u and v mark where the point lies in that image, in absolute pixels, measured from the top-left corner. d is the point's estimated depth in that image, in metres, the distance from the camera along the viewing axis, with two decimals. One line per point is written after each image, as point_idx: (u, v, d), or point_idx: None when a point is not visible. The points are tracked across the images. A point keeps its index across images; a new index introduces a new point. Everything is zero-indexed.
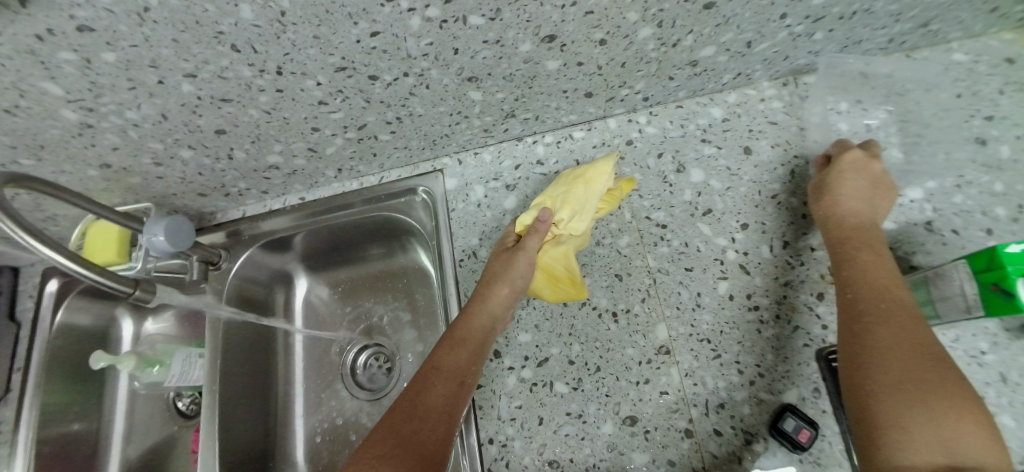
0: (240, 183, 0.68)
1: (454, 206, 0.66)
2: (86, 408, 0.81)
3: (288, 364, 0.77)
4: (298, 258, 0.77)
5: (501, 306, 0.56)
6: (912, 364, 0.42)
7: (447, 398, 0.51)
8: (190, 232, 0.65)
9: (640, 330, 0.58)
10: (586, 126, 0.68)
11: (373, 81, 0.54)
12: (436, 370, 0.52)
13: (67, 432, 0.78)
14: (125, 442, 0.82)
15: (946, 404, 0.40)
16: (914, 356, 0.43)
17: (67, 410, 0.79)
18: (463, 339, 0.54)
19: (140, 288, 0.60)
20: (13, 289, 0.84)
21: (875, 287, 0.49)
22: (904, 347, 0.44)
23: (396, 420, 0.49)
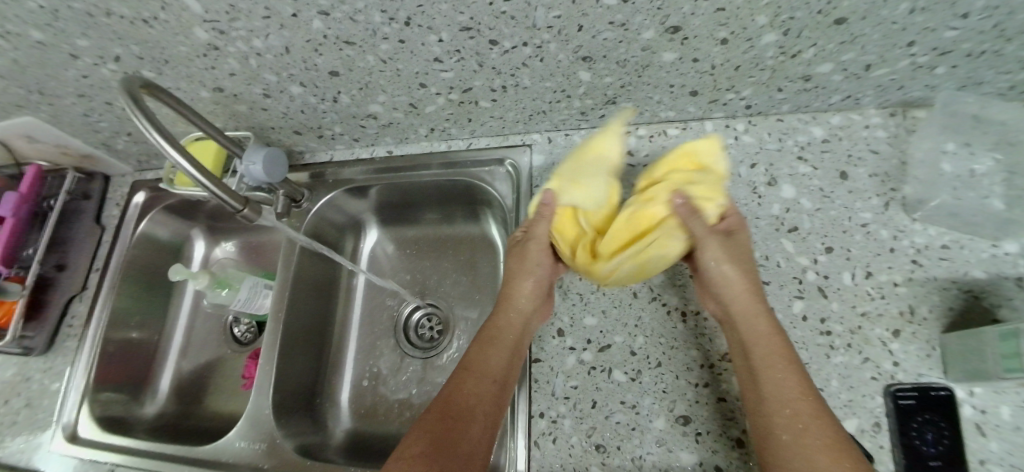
0: (336, 127, 0.71)
1: (538, 183, 0.67)
2: (149, 317, 0.86)
3: (347, 308, 0.80)
4: (372, 209, 0.79)
5: (527, 303, 0.59)
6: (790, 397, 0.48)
7: (484, 398, 0.54)
8: (283, 165, 0.67)
9: (707, 333, 0.58)
10: (681, 125, 0.68)
11: (492, 46, 0.55)
12: (471, 371, 0.56)
13: (128, 339, 0.83)
14: (178, 355, 0.87)
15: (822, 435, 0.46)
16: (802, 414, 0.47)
17: (132, 317, 0.84)
18: (500, 343, 0.58)
19: (248, 207, 0.62)
20: (103, 193, 0.90)
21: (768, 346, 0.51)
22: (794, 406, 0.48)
23: (433, 421, 0.52)
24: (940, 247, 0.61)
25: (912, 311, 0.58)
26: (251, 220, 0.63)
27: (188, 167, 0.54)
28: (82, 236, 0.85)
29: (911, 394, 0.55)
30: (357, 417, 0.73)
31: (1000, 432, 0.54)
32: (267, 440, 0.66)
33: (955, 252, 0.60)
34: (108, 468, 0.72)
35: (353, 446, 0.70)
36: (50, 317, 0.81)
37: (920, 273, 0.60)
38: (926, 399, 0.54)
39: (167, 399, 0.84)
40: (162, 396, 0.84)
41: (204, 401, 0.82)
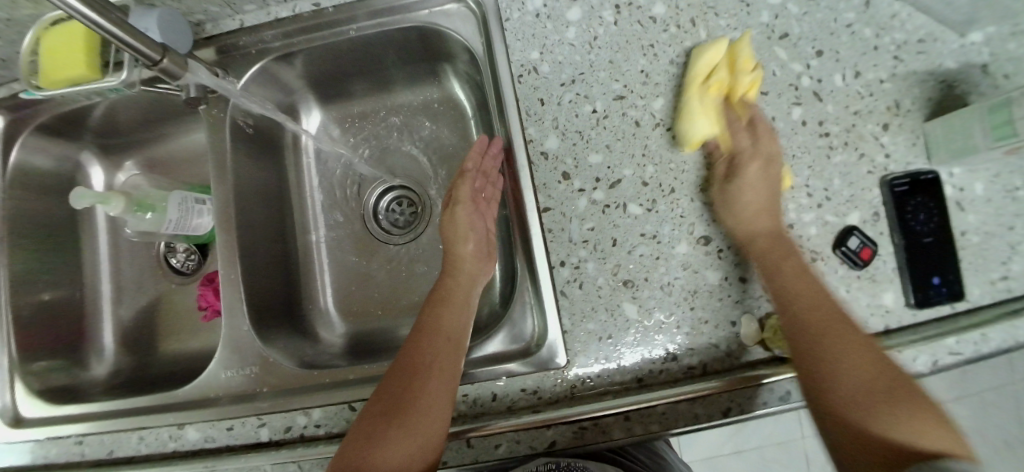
0: None
1: (508, 16, 0.56)
2: (59, 273, 0.71)
3: (303, 205, 0.70)
4: (307, 85, 0.67)
5: (473, 259, 0.55)
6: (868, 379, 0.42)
7: (433, 348, 0.49)
8: (187, 36, 0.53)
9: (714, 152, 0.54)
10: None
11: None
12: (424, 332, 0.50)
13: (37, 301, 0.68)
14: (116, 301, 0.75)
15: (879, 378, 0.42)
16: (821, 317, 0.46)
17: (37, 276, 0.69)
18: (444, 312, 0.51)
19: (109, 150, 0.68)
20: None
21: (806, 291, 0.47)
22: (814, 309, 0.46)
23: (397, 379, 0.48)
24: (918, 41, 0.60)
25: (897, 106, 0.59)
26: (174, 75, 0.52)
27: (93, 18, 0.41)
28: None
29: (905, 181, 0.55)
30: (349, 319, 0.67)
31: (973, 208, 0.58)
32: (260, 360, 0.57)
33: (930, 45, 0.60)
34: (75, 442, 0.61)
35: (354, 346, 0.65)
36: None
37: (901, 68, 0.60)
38: (917, 184, 0.56)
39: (115, 356, 0.73)
40: (111, 353, 0.73)
41: (159, 345, 0.73)
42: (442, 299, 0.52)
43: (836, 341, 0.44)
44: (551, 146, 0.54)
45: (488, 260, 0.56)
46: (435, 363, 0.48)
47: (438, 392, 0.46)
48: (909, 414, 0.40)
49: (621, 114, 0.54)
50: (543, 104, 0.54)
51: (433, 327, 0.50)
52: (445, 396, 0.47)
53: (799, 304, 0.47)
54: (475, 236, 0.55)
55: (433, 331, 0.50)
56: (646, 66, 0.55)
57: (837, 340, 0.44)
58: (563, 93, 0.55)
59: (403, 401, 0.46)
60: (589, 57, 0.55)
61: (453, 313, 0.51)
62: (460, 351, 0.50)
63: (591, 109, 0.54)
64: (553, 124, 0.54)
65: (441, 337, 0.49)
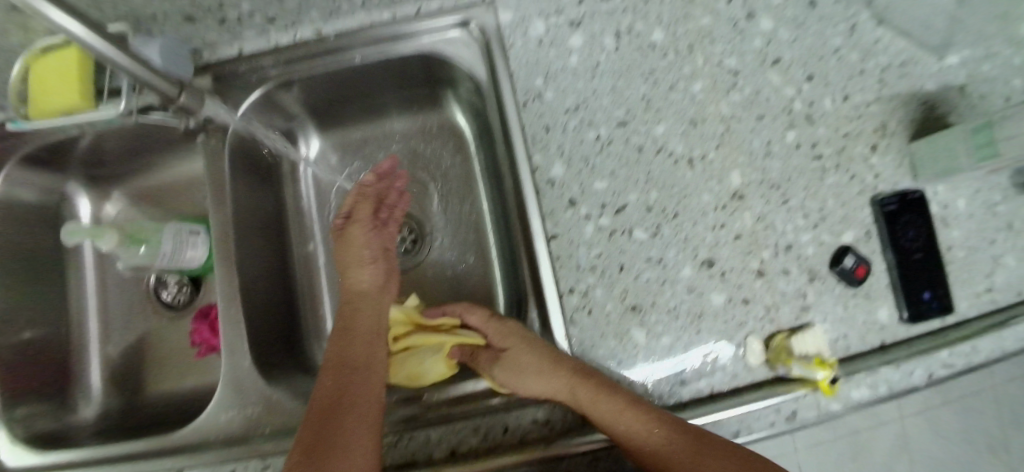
0: (244, 3, 0.53)
1: (512, 42, 0.57)
2: (39, 313, 0.68)
3: (301, 236, 0.69)
4: (304, 111, 0.66)
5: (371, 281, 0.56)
6: (684, 445, 0.45)
7: (341, 380, 0.48)
8: (187, 61, 0.52)
9: (715, 176, 0.55)
10: None
11: None
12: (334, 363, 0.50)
13: (20, 342, 0.65)
14: (103, 339, 0.72)
15: None
16: (628, 414, 0.46)
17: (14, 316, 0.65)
18: (353, 338, 0.52)
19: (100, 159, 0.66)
20: None
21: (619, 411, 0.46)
22: (607, 407, 0.47)
23: (315, 417, 0.45)
24: (901, 64, 0.64)
25: (884, 127, 0.61)
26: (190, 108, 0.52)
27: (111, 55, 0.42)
28: None
29: (894, 200, 0.58)
30: None
31: (957, 222, 0.61)
32: (263, 400, 0.56)
33: (912, 68, 0.64)
34: None
35: None
36: None
37: (886, 90, 0.62)
38: (905, 202, 0.59)
39: (106, 396, 0.70)
40: (98, 394, 0.70)
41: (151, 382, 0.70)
42: (347, 326, 0.53)
43: (639, 433, 0.46)
44: (558, 172, 0.54)
45: (389, 279, 0.58)
46: (346, 392, 0.47)
47: (357, 434, 0.44)
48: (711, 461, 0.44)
49: (625, 141, 0.55)
50: (548, 131, 0.55)
51: (345, 354, 0.50)
52: (366, 438, 0.44)
53: (625, 432, 0.46)
54: (370, 253, 0.57)
55: (340, 360, 0.49)
56: (647, 92, 0.56)
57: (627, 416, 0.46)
58: (568, 120, 0.55)
59: (329, 439, 0.43)
60: (591, 84, 0.56)
61: (365, 343, 0.52)
62: (373, 371, 0.50)
63: (594, 135, 0.55)
64: (558, 151, 0.55)
65: (349, 365, 0.49)
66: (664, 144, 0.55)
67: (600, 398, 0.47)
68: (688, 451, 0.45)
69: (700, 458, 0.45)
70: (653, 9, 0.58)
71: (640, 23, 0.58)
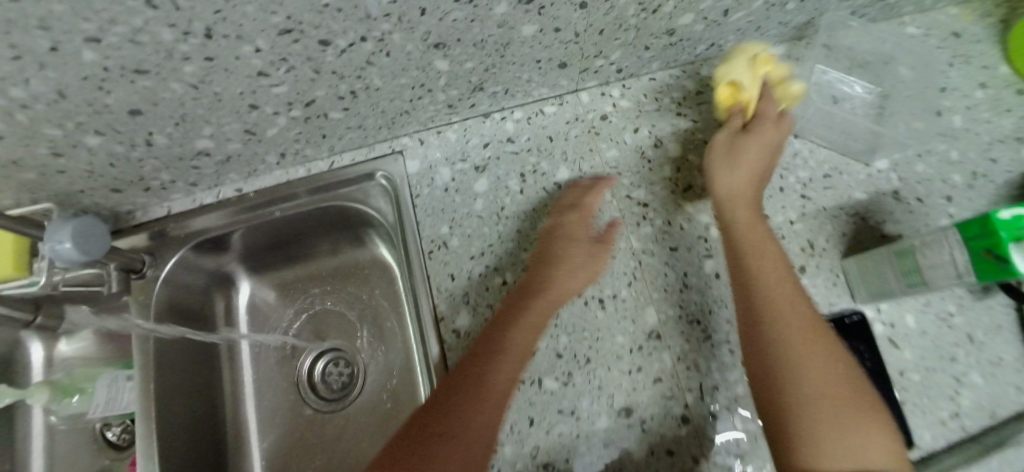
0: (163, 175, 0.58)
1: (419, 192, 0.59)
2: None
3: (235, 378, 0.69)
4: (237, 258, 0.69)
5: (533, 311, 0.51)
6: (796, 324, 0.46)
7: (448, 391, 0.46)
8: (104, 236, 0.55)
9: (629, 315, 0.54)
10: (556, 100, 0.62)
11: (325, 47, 0.46)
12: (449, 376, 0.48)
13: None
14: None
15: (852, 413, 0.41)
16: (806, 329, 0.45)
17: None
18: (507, 358, 0.48)
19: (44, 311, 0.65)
20: None
21: (779, 320, 0.46)
22: (789, 319, 0.46)
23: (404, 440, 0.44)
24: (823, 177, 0.62)
25: (812, 246, 0.59)
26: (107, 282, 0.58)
27: None
28: None
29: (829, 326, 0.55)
30: None
31: (908, 340, 0.57)
32: None
33: (836, 179, 0.62)
34: None
35: None
36: None
37: (810, 206, 0.61)
38: (842, 328, 0.56)
39: None
40: None
41: None
42: (474, 381, 0.46)
43: (797, 339, 0.45)
44: (463, 323, 0.53)
45: (568, 280, 0.52)
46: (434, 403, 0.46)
47: (444, 456, 0.42)
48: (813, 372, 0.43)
49: (532, 284, 0.55)
50: (452, 279, 0.55)
51: (475, 371, 0.47)
52: (455, 456, 0.43)
53: (771, 341, 0.45)
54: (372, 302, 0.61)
55: (470, 378, 0.46)
56: (554, 232, 0.57)
57: (795, 335, 0.45)
58: (473, 266, 0.55)
59: (423, 449, 0.43)
60: (497, 227, 0.57)
61: (466, 371, 0.47)
62: (480, 389, 0.46)
63: (501, 280, 0.55)
64: (463, 298, 0.54)
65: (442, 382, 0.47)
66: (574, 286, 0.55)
67: (785, 284, 0.48)
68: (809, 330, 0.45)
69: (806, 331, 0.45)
70: (558, 147, 0.60)
71: (544, 163, 0.59)
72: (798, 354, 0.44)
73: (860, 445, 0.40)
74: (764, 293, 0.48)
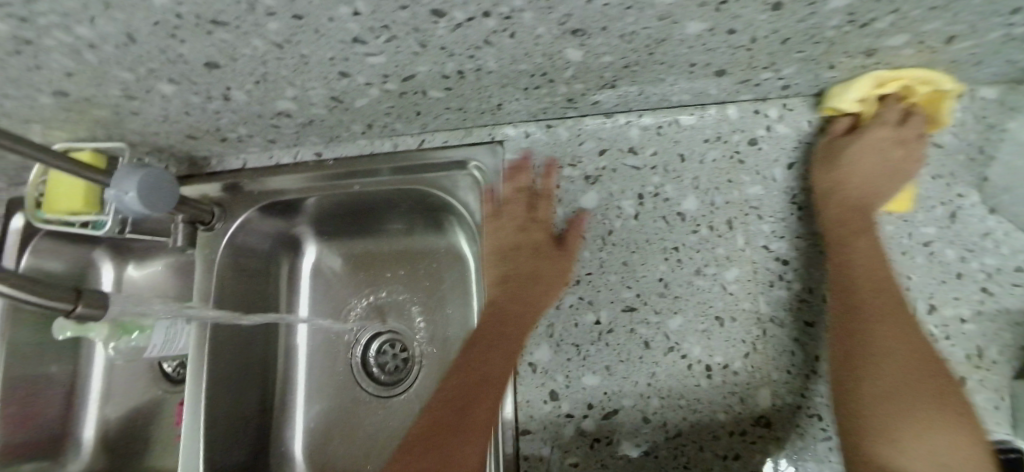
0: (240, 128, 0.52)
1: (513, 195, 0.50)
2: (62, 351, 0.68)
3: (289, 345, 0.65)
4: (307, 221, 0.62)
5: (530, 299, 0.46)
6: (914, 377, 0.40)
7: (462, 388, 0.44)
8: (171, 188, 0.50)
9: (738, 392, 0.45)
10: (698, 110, 0.50)
11: (437, 19, 0.36)
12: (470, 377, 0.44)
13: (42, 374, 0.65)
14: (102, 400, 0.69)
15: (952, 417, 0.38)
16: (897, 334, 0.41)
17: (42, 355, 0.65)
18: (498, 346, 0.45)
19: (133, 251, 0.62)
20: None
21: (885, 316, 0.42)
22: (877, 323, 0.42)
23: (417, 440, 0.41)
24: (1016, 269, 0.45)
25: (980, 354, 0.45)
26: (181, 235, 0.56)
27: None
28: None
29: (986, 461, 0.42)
30: None
31: None
32: None
33: None
34: None
35: None
36: None
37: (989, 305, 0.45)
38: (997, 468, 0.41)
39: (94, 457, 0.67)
40: (88, 451, 0.67)
41: (138, 453, 0.67)
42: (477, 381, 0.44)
43: (884, 332, 0.41)
44: (541, 357, 0.47)
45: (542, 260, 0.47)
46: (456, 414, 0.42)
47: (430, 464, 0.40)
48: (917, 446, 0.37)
49: (628, 330, 0.47)
50: (538, 304, 0.48)
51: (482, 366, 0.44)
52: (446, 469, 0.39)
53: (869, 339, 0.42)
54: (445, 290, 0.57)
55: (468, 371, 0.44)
56: (666, 274, 0.47)
57: (892, 328, 0.41)
58: (564, 295, 0.48)
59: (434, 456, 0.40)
60: (600, 255, 0.48)
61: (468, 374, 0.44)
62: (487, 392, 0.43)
63: (593, 319, 0.47)
64: (547, 331, 0.48)
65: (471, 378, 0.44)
66: (676, 340, 0.46)
67: (892, 292, 0.43)
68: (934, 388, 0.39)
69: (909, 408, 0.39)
70: (689, 170, 0.49)
71: (669, 187, 0.48)
72: (854, 299, 0.43)
73: (941, 443, 0.37)
74: (874, 351, 0.41)
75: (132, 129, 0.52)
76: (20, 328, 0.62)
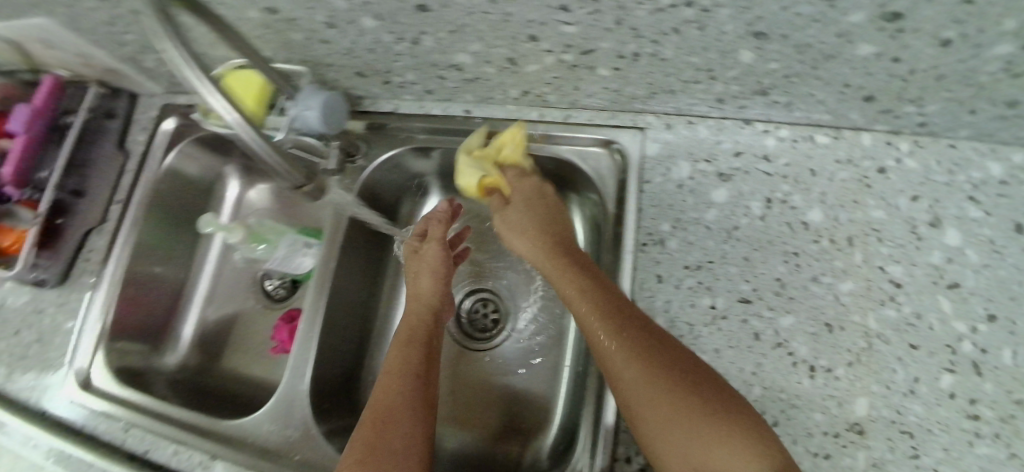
0: (408, 74, 0.57)
1: (649, 178, 0.55)
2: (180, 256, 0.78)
3: (394, 283, 0.71)
4: (436, 172, 0.69)
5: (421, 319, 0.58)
6: (666, 389, 0.40)
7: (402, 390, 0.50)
8: (342, 113, 0.58)
9: (837, 396, 0.48)
10: (832, 132, 0.53)
11: (644, 1, 0.41)
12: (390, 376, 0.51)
13: (153, 274, 0.75)
14: (206, 300, 0.79)
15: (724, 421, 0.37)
16: (639, 342, 0.43)
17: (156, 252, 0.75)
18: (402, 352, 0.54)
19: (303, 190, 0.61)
20: (127, 116, 0.77)
21: (615, 321, 0.45)
22: (632, 338, 0.44)
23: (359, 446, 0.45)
24: None
25: None
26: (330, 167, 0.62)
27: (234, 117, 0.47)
28: (104, 161, 0.74)
29: None
30: None
31: None
32: (302, 427, 0.58)
33: None
34: (122, 428, 0.65)
35: None
36: (62, 256, 0.71)
37: None
38: None
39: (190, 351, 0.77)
40: (185, 345, 0.78)
41: (225, 350, 0.76)
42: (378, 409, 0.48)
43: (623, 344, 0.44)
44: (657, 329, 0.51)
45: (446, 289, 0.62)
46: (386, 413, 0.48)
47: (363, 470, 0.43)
48: (724, 452, 0.37)
49: (741, 319, 0.50)
50: (659, 280, 0.52)
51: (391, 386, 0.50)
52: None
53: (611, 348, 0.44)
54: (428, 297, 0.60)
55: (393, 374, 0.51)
56: (784, 275, 0.51)
57: (637, 350, 0.43)
58: (684, 277, 0.52)
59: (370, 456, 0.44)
60: (723, 246, 0.52)
61: (398, 382, 0.51)
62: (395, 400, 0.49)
63: (709, 303, 0.51)
64: (663, 307, 0.51)
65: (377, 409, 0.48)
66: (785, 338, 0.50)
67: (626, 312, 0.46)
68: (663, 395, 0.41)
69: (683, 409, 0.39)
70: (818, 184, 0.52)
71: (797, 196, 0.52)
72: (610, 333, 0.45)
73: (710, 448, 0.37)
74: (640, 355, 0.42)
75: (313, 57, 0.57)
76: (149, 227, 0.73)
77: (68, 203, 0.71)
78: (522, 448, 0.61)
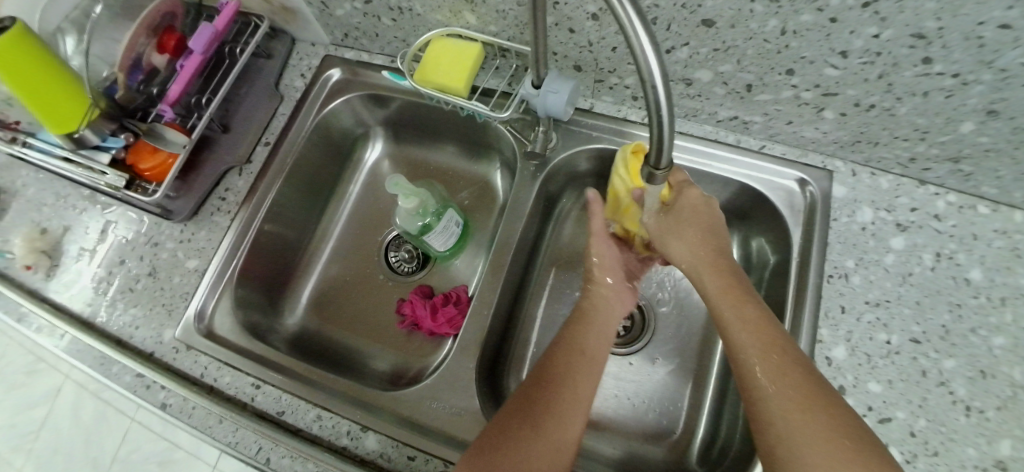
0: (629, 78, 0.61)
1: (836, 216, 0.62)
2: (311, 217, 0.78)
3: (544, 275, 0.73)
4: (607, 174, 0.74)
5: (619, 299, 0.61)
6: (791, 386, 0.44)
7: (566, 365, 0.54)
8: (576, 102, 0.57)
9: (984, 435, 0.52)
10: (991, 204, 0.61)
11: (918, 64, 0.46)
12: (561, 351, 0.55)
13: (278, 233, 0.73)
14: (331, 260, 0.79)
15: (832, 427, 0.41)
16: (764, 341, 0.47)
17: (287, 210, 0.73)
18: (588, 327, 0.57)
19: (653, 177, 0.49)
20: (286, 59, 0.77)
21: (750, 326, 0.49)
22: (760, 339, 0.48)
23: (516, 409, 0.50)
24: None
25: None
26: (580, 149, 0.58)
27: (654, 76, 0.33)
28: (262, 101, 0.73)
29: None
30: None
31: None
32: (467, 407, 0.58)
33: None
34: (252, 383, 0.61)
35: None
36: (197, 191, 0.68)
37: None
38: None
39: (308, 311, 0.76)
40: (301, 307, 0.77)
41: (343, 311, 0.76)
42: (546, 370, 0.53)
43: (750, 342, 0.48)
44: (838, 354, 0.57)
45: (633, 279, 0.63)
46: (549, 388, 0.52)
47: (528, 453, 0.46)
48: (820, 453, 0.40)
49: (911, 356, 0.56)
50: (843, 310, 0.58)
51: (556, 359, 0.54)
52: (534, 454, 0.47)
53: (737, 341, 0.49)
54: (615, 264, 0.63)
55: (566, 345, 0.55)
56: (948, 322, 0.57)
57: (763, 347, 0.47)
58: (865, 310, 0.58)
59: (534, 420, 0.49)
60: (900, 288, 0.59)
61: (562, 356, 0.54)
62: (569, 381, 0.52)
63: (886, 338, 0.57)
64: (847, 334, 0.57)
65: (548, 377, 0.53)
66: (942, 378, 0.55)
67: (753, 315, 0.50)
68: (799, 398, 0.43)
69: (803, 401, 0.42)
70: (978, 247, 0.59)
71: (962, 254, 0.59)
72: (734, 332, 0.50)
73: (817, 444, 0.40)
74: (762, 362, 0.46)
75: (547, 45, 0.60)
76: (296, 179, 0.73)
77: (213, 137, 0.70)
78: (668, 450, 0.64)
